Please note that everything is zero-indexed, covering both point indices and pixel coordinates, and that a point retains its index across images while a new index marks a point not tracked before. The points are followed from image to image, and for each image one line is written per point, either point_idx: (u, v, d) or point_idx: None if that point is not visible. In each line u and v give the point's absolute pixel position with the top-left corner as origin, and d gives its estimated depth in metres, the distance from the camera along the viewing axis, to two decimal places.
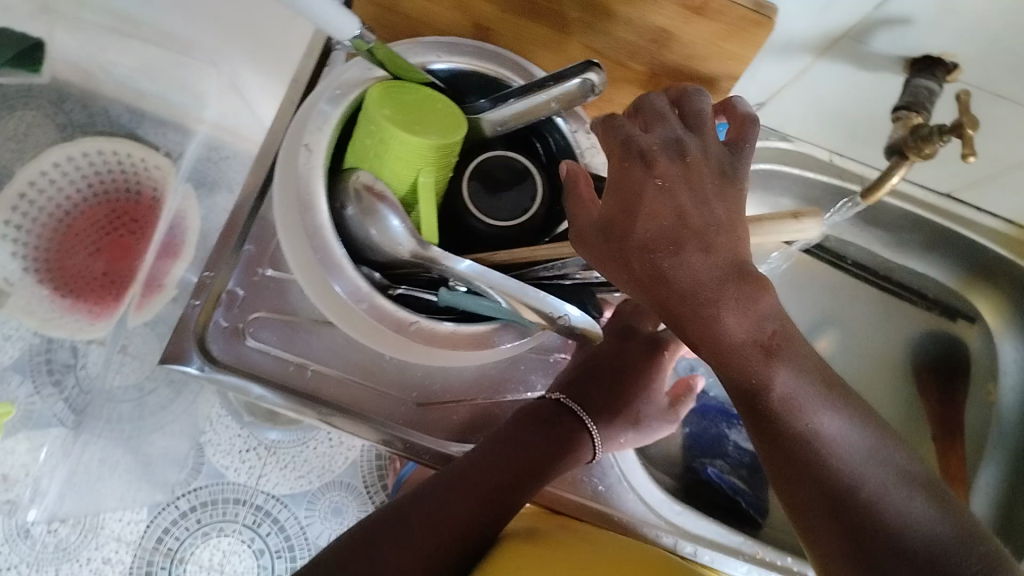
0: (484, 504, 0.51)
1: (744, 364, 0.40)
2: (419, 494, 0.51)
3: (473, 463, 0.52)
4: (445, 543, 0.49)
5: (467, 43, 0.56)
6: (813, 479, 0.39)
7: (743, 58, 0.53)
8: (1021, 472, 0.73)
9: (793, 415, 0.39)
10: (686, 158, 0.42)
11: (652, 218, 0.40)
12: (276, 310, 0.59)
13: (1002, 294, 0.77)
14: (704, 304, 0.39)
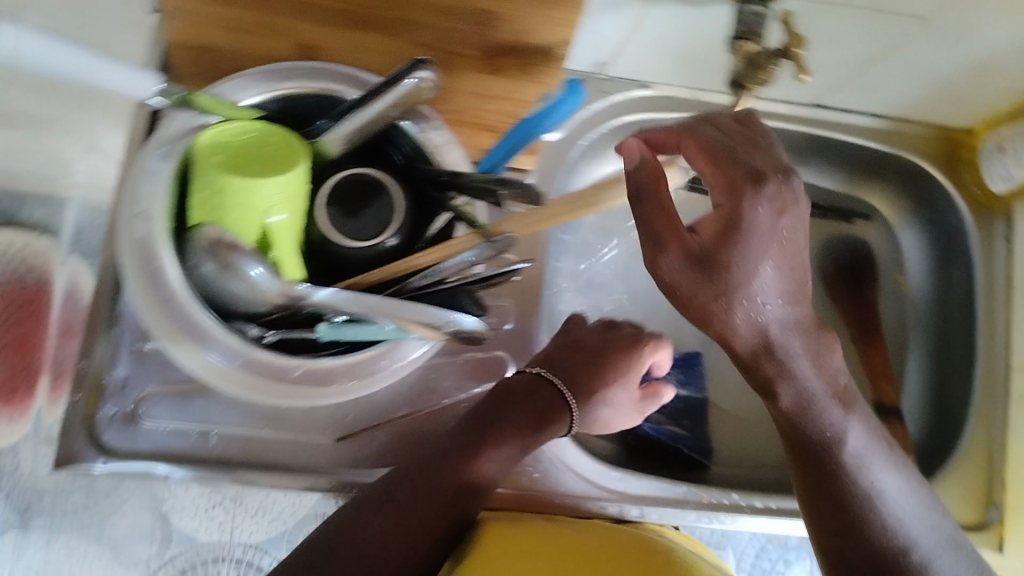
0: (465, 477, 0.51)
1: (822, 425, 0.50)
2: (396, 477, 0.51)
3: (456, 440, 0.52)
4: (426, 520, 0.49)
5: (286, 66, 0.54)
6: (862, 536, 0.49)
7: (571, 21, 0.51)
8: (945, 357, 0.72)
9: (851, 469, 0.50)
10: (788, 181, 0.45)
11: (789, 264, 0.45)
12: (165, 383, 0.57)
13: (890, 184, 0.74)
14: (787, 360, 0.47)
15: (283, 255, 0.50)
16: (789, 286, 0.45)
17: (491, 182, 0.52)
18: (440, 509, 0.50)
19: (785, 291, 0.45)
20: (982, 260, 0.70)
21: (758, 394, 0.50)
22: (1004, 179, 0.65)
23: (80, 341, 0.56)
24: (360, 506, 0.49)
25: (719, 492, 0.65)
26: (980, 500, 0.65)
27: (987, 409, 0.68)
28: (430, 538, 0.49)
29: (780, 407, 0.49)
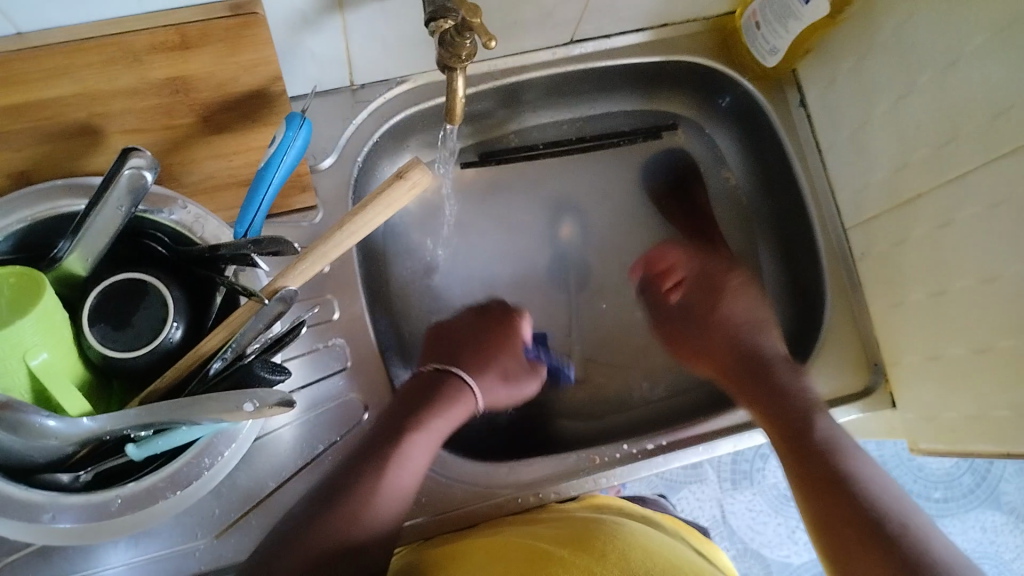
0: (406, 461, 0.56)
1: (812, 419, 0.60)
2: (341, 475, 0.54)
3: (377, 435, 0.57)
4: (381, 507, 0.54)
5: (5, 198, 0.50)
6: (851, 501, 0.53)
7: (268, 59, 0.49)
8: (784, 232, 0.76)
9: (838, 447, 0.57)
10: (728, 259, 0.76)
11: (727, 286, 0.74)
12: (15, 549, 0.56)
13: (681, 89, 0.77)
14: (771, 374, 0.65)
15: (61, 392, 0.48)
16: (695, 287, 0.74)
17: (241, 245, 0.50)
18: (390, 492, 0.54)
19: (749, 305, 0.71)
20: (788, 134, 0.73)
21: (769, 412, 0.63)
22: (772, 52, 0.67)
23: None
24: (313, 511, 0.52)
25: (609, 448, 0.66)
26: (859, 367, 0.68)
27: (837, 278, 0.70)
28: (388, 523, 0.54)
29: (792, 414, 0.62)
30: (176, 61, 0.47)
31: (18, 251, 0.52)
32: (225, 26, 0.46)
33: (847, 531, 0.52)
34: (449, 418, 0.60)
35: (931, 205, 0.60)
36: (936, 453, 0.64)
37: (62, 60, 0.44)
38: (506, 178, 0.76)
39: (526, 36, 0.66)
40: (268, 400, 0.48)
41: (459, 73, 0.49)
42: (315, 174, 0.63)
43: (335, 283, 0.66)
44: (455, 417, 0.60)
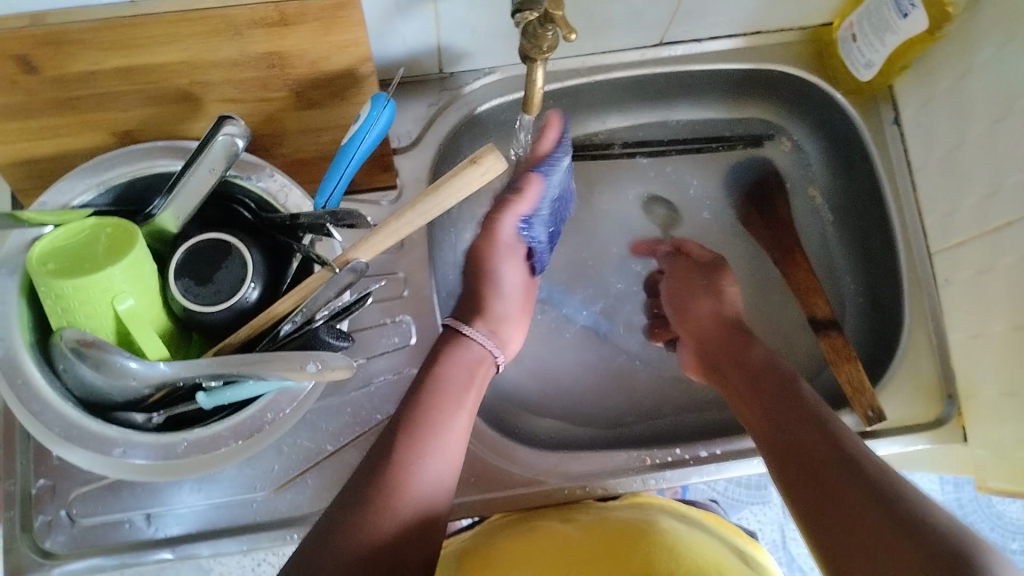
0: (435, 435, 0.55)
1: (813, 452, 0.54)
2: (370, 463, 0.54)
3: (404, 411, 0.57)
4: (427, 471, 0.54)
5: (111, 153, 0.54)
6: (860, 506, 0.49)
7: (359, 42, 0.51)
8: (864, 254, 0.74)
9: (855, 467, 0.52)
10: (801, 267, 0.74)
11: (813, 300, 0.73)
12: (91, 480, 0.60)
13: (777, 100, 0.77)
14: (792, 438, 0.56)
15: (142, 337, 0.52)
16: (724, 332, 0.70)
17: (317, 216, 0.53)
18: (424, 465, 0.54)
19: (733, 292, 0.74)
20: (879, 154, 0.72)
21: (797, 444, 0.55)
22: (867, 66, 0.67)
23: (19, 458, 0.59)
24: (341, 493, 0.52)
25: (662, 451, 0.66)
26: (932, 396, 0.66)
27: (917, 307, 0.68)
28: (435, 490, 0.54)
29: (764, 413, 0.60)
30: (274, 36, 0.49)
31: (117, 203, 0.56)
32: (323, 6, 0.47)
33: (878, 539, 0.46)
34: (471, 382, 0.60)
35: (1019, 234, 0.58)
36: (1002, 492, 0.62)
37: (172, 28, 0.47)
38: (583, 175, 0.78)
39: (614, 34, 0.67)
40: (330, 363, 0.51)
41: (540, 65, 0.50)
42: (398, 155, 0.66)
43: (406, 261, 0.68)
44: (475, 388, 0.60)
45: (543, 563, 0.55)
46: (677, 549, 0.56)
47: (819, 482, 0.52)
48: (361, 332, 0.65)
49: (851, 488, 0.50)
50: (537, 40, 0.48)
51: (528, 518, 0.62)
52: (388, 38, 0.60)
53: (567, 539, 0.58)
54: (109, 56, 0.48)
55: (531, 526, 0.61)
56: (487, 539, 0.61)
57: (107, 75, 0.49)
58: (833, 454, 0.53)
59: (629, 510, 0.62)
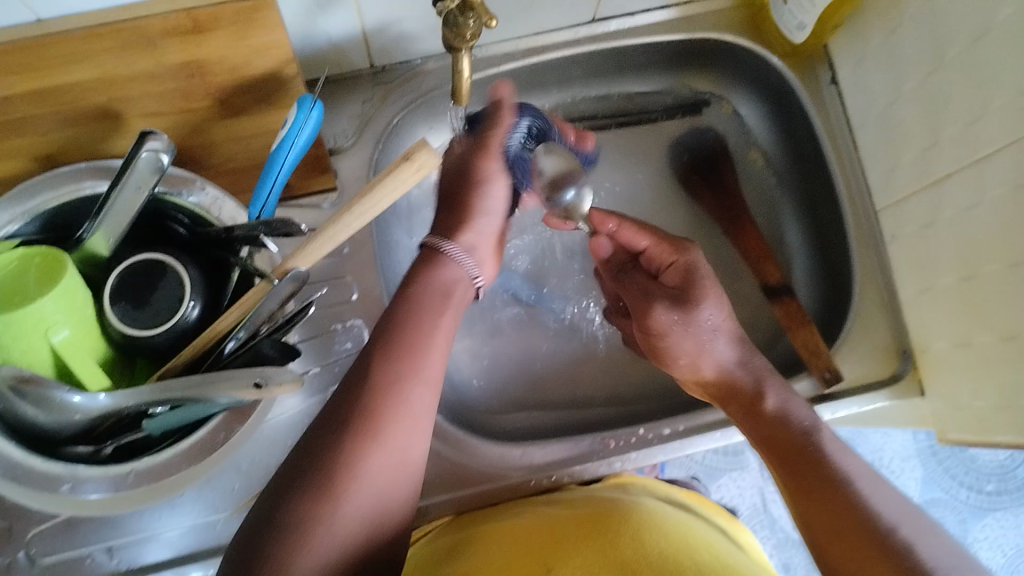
0: (399, 389, 0.46)
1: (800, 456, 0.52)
2: (324, 419, 0.45)
3: (368, 360, 0.47)
4: (390, 436, 0.45)
5: (31, 179, 0.51)
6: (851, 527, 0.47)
7: (278, 44, 0.49)
8: (813, 216, 0.74)
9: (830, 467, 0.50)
10: (750, 236, 0.75)
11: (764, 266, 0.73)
12: (46, 518, 0.58)
13: (712, 68, 0.76)
14: (778, 441, 0.53)
15: (82, 368, 0.50)
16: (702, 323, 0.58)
17: (252, 226, 0.52)
18: (401, 413, 0.46)
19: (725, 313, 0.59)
20: (817, 114, 0.72)
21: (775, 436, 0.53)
22: (798, 29, 0.67)
23: None
24: (303, 454, 0.44)
25: (625, 433, 0.65)
26: (888, 354, 0.66)
27: (866, 264, 0.68)
28: (394, 471, 0.45)
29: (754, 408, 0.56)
30: (189, 45, 0.47)
31: (46, 232, 0.53)
32: (236, 10, 0.46)
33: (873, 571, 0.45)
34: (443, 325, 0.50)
35: (962, 185, 0.59)
36: (964, 442, 0.63)
37: (80, 46, 0.45)
38: None
39: (545, 14, 0.66)
40: (276, 378, 0.50)
41: (465, 54, 0.50)
42: (335, 156, 0.64)
43: (354, 264, 0.67)
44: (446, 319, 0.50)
45: (524, 543, 0.54)
46: (666, 518, 0.56)
47: (797, 475, 0.51)
48: (312, 341, 0.64)
49: (834, 506, 0.48)
50: (460, 30, 0.47)
51: (505, 507, 0.61)
52: (311, 36, 0.58)
53: (545, 522, 0.56)
54: (15, 79, 0.46)
55: (510, 512, 0.59)
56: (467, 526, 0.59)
57: (21, 99, 0.47)
58: (810, 459, 0.51)
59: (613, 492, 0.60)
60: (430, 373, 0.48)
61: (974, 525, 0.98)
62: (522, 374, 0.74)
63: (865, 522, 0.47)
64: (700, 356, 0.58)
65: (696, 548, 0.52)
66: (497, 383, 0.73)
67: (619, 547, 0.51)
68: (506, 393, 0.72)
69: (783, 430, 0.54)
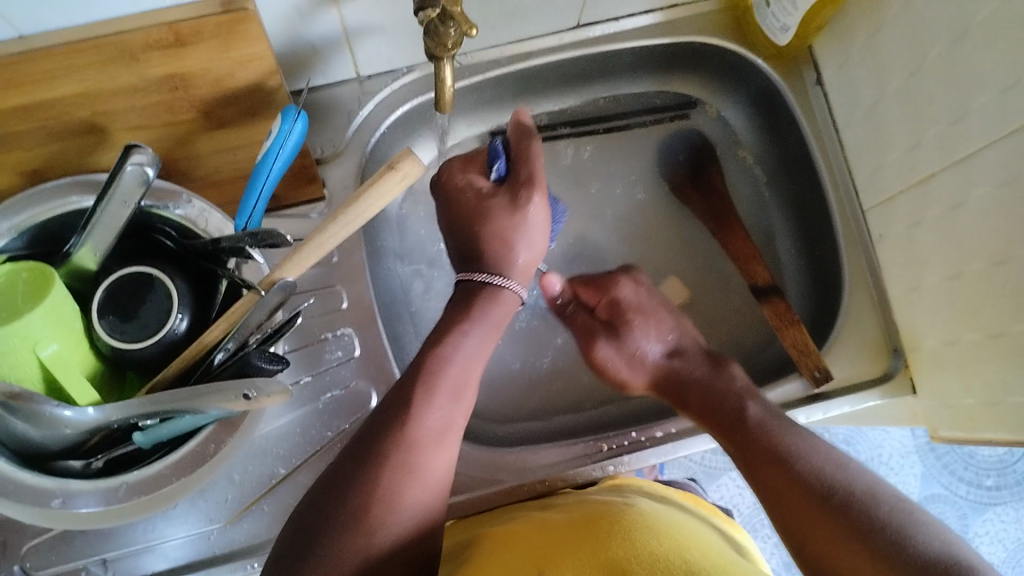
0: (437, 407, 0.49)
1: (748, 441, 0.55)
2: (370, 429, 0.49)
3: (404, 380, 0.51)
4: (432, 451, 0.48)
5: (19, 196, 0.51)
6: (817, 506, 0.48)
7: (262, 56, 0.50)
8: (802, 216, 0.74)
9: (777, 438, 0.53)
10: (738, 233, 0.74)
11: (753, 265, 0.73)
12: (40, 532, 0.58)
13: (698, 71, 0.77)
14: (732, 428, 0.57)
15: (72, 383, 0.50)
16: (643, 336, 0.66)
17: (238, 238, 0.51)
18: (434, 442, 0.49)
19: (661, 337, 0.66)
20: (804, 114, 0.72)
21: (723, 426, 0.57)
22: (783, 30, 0.67)
23: None
24: (341, 472, 0.47)
25: (618, 437, 0.66)
26: (878, 352, 0.66)
27: (856, 264, 0.68)
28: (434, 485, 0.48)
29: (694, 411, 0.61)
30: (171, 58, 0.47)
31: (34, 247, 0.53)
32: (217, 22, 0.46)
33: (840, 550, 0.46)
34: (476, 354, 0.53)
35: (945, 182, 0.59)
36: (956, 440, 0.63)
37: (63, 60, 0.45)
38: None
39: (530, 20, 0.66)
40: (266, 390, 0.49)
41: (447, 63, 0.50)
42: (323, 165, 0.64)
43: (343, 273, 0.67)
44: (479, 346, 0.53)
45: (521, 544, 0.54)
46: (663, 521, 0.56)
47: (748, 459, 0.54)
48: (302, 351, 0.64)
49: (797, 486, 0.50)
50: (442, 38, 0.48)
51: (505, 512, 0.61)
52: (296, 47, 0.59)
53: (545, 523, 0.56)
54: (1, 95, 0.46)
55: (514, 515, 0.60)
56: (474, 529, 0.59)
57: (7, 114, 0.47)
58: (768, 447, 0.53)
59: (606, 494, 0.60)
60: (463, 401, 0.51)
61: (974, 521, 0.98)
62: (515, 379, 0.74)
63: (811, 490, 0.49)
64: (630, 371, 0.66)
65: (689, 547, 0.52)
66: (490, 388, 0.73)
67: (608, 544, 0.51)
68: (500, 399, 0.72)
69: (732, 421, 0.57)
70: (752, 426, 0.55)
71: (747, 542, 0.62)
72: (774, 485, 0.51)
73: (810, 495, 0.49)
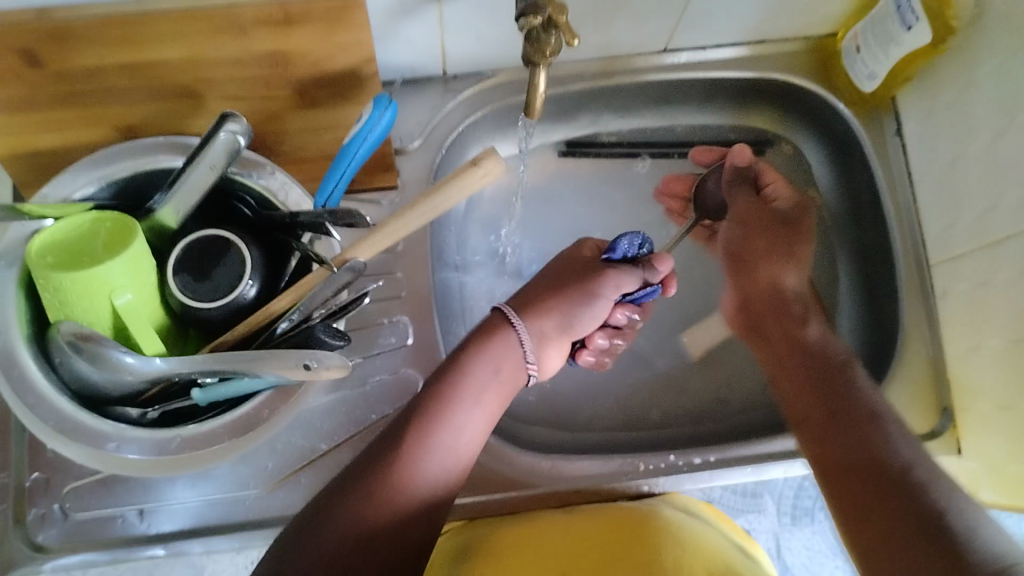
0: (436, 446, 0.51)
1: (863, 437, 0.52)
2: (370, 452, 0.50)
3: (415, 408, 0.53)
4: (418, 487, 0.49)
5: (110, 148, 0.54)
6: (903, 513, 0.46)
7: (363, 41, 0.51)
8: (866, 262, 0.74)
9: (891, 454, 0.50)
10: (758, 289, 0.68)
11: (781, 316, 0.65)
12: (85, 474, 0.60)
13: (777, 108, 0.77)
14: (863, 424, 0.53)
15: (139, 331, 0.52)
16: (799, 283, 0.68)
17: (318, 214, 0.53)
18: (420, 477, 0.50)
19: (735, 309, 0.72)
20: (880, 163, 0.72)
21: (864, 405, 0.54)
22: (869, 78, 0.68)
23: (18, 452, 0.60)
24: (336, 486, 0.49)
25: (654, 458, 0.66)
26: (929, 409, 0.66)
27: (915, 321, 0.68)
28: (420, 516, 0.49)
29: (810, 405, 0.57)
30: (277, 34, 0.49)
31: (117, 199, 0.55)
32: (328, 6, 0.48)
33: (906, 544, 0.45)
34: (480, 401, 0.54)
35: (1022, 247, 0.58)
36: (996, 506, 0.62)
37: (177, 25, 0.48)
38: (574, 171, 0.78)
39: (618, 40, 0.68)
40: (325, 362, 0.50)
41: (543, 69, 0.51)
42: (400, 155, 0.66)
43: (405, 262, 0.68)
44: (493, 391, 0.55)
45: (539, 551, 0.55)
46: (687, 527, 0.58)
47: (845, 462, 0.51)
48: (357, 333, 0.65)
49: (891, 494, 0.48)
50: (540, 45, 0.49)
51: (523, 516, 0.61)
52: (391, 40, 0.61)
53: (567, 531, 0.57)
54: (112, 51, 0.48)
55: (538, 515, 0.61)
56: (484, 529, 0.60)
57: (112, 70, 0.50)
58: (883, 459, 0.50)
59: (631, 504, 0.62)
60: (461, 449, 0.52)
61: None
62: (556, 389, 0.74)
63: (897, 516, 0.46)
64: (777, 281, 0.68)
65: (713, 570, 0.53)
66: (529, 394, 0.73)
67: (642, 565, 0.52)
68: (538, 408, 0.73)
69: (829, 355, 0.60)
70: (854, 410, 0.54)
71: (762, 559, 0.62)
72: (851, 480, 0.50)
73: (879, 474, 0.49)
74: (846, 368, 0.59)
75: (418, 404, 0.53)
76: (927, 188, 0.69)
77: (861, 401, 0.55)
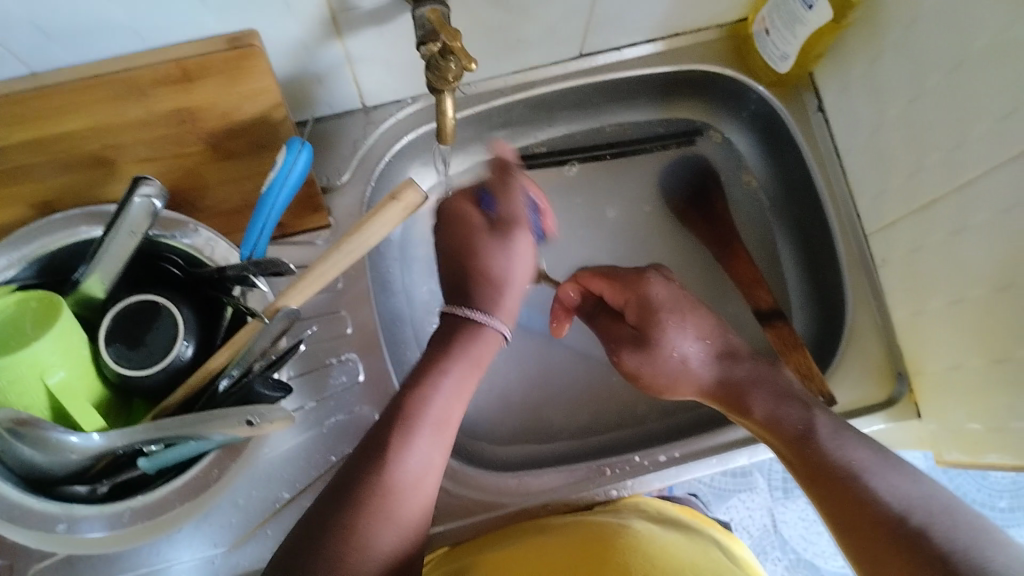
0: (427, 432, 0.51)
1: (845, 498, 0.49)
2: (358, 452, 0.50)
3: (401, 399, 0.52)
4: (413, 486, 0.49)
5: (25, 227, 0.52)
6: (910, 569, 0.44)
7: (268, 89, 0.51)
8: (805, 238, 0.74)
9: (868, 503, 0.48)
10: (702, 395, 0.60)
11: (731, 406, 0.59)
12: (48, 555, 0.59)
13: (700, 96, 0.77)
14: (840, 478, 0.50)
15: (79, 410, 0.51)
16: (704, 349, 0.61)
17: (242, 267, 0.52)
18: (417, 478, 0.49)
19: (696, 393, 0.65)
20: (805, 138, 0.73)
21: (825, 448, 0.52)
22: (782, 59, 0.69)
23: None
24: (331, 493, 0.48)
25: (620, 461, 0.66)
26: (883, 376, 0.66)
27: (860, 291, 0.68)
28: (415, 512, 0.49)
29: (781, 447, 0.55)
30: (179, 92, 0.49)
31: (42, 276, 0.54)
32: (224, 57, 0.49)
33: None
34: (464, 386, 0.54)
35: (949, 209, 0.59)
36: (959, 464, 0.63)
37: (78, 95, 0.48)
38: None
39: (532, 53, 0.68)
40: (269, 416, 0.50)
41: (447, 95, 0.51)
42: (329, 193, 0.65)
43: (348, 298, 0.68)
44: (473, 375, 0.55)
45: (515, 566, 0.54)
46: (658, 543, 0.56)
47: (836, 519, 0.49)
48: (307, 375, 0.65)
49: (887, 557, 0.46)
50: (442, 72, 0.49)
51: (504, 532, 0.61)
52: (301, 82, 0.60)
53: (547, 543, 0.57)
54: (13, 130, 0.48)
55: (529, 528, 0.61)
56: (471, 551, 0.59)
57: (14, 148, 0.49)
58: (874, 515, 0.47)
59: (606, 513, 0.61)
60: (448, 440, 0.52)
61: None
62: (518, 403, 0.74)
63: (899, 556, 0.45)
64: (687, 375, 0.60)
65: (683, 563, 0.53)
66: (493, 412, 0.73)
67: None
68: (503, 425, 0.73)
69: (783, 430, 0.55)
70: (830, 464, 0.51)
71: (740, 552, 0.62)
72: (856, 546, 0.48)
73: (869, 521, 0.47)
74: (806, 438, 0.54)
75: (397, 400, 0.52)
76: (854, 159, 0.69)
77: (828, 453, 0.52)
